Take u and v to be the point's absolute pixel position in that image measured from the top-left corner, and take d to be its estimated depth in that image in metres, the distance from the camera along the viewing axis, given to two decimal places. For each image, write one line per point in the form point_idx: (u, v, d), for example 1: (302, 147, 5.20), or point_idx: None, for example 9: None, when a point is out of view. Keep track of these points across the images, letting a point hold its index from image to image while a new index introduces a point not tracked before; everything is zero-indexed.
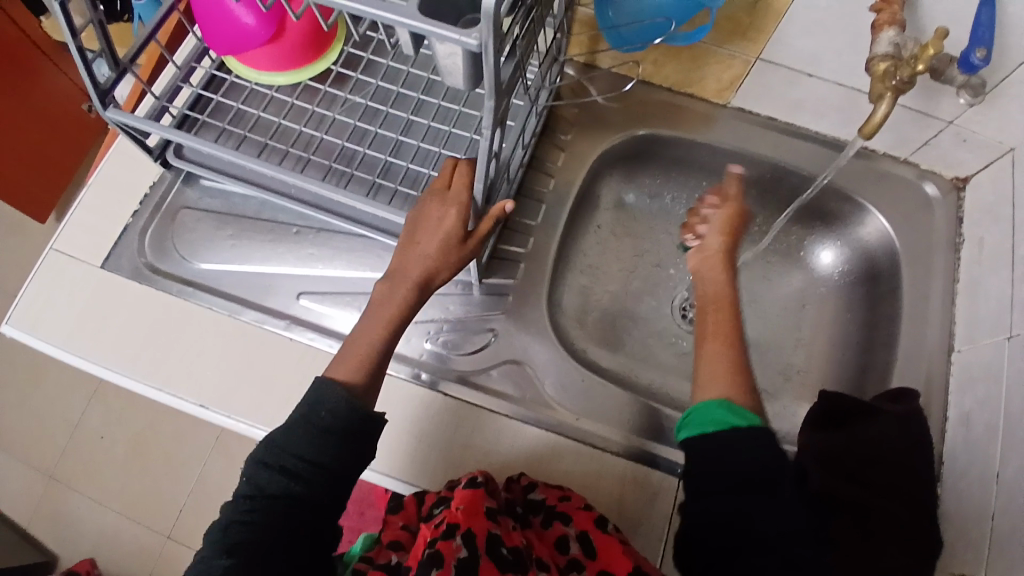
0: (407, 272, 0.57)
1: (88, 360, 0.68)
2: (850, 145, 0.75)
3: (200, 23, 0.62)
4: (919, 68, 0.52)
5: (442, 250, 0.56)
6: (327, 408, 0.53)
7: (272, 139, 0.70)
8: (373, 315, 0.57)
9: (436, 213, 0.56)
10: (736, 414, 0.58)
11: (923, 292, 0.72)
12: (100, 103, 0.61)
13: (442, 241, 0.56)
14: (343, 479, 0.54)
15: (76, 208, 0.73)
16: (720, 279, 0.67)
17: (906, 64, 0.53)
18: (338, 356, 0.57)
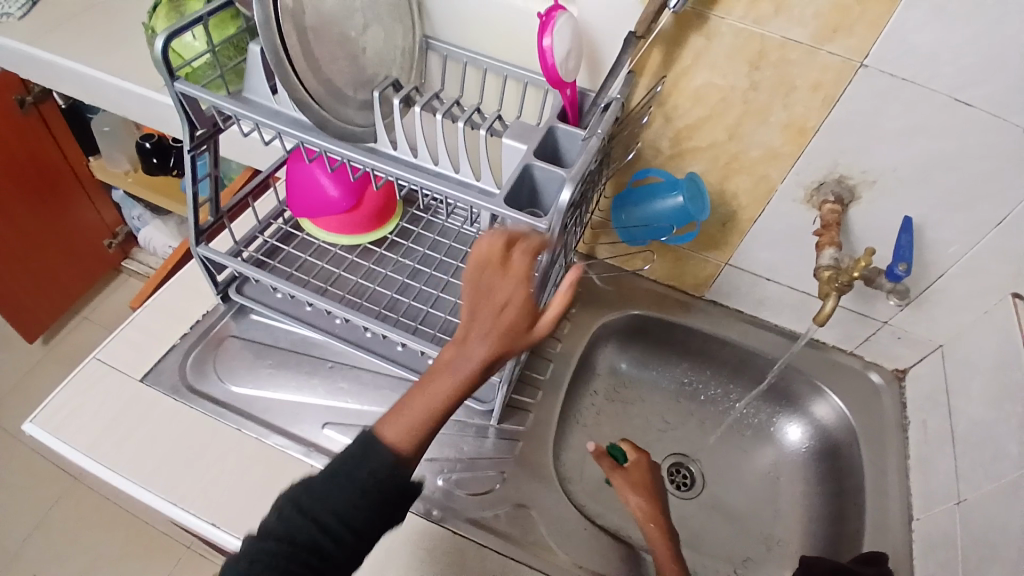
0: (473, 343, 0.50)
1: (107, 467, 0.68)
2: (802, 336, 0.91)
3: (294, 194, 0.78)
4: (856, 275, 0.68)
5: (513, 316, 0.50)
6: (369, 466, 0.49)
7: (330, 285, 0.81)
8: (425, 383, 0.51)
9: (505, 275, 0.51)
10: None
11: (882, 466, 0.82)
12: (196, 240, 0.73)
13: (514, 302, 0.50)
14: (372, 538, 0.51)
15: (126, 325, 0.79)
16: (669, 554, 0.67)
17: (845, 272, 0.69)
18: (392, 411, 0.52)
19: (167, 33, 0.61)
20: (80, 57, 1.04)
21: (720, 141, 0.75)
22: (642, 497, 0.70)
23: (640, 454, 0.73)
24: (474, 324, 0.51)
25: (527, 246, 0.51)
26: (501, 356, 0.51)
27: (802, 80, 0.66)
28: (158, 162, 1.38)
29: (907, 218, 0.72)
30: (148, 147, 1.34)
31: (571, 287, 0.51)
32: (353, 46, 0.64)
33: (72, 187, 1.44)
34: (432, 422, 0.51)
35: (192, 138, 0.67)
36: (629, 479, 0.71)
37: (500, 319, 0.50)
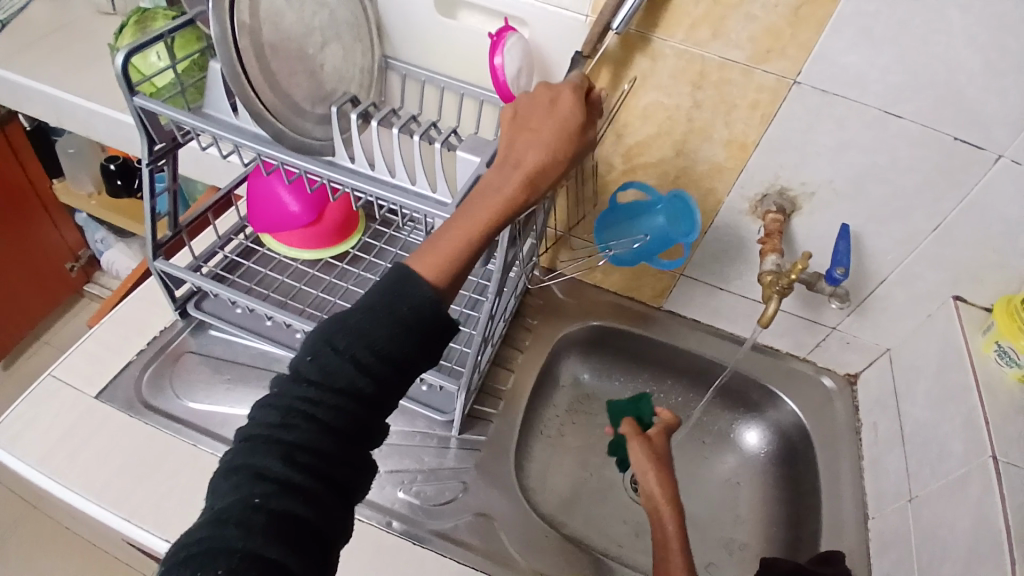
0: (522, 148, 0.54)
1: (57, 482, 0.67)
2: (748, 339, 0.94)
3: (255, 208, 0.79)
4: (794, 277, 0.70)
5: (570, 117, 0.55)
6: (352, 330, 0.46)
7: (290, 299, 0.82)
8: (478, 190, 0.52)
9: (552, 99, 0.56)
10: None
11: (836, 467, 0.85)
12: (153, 255, 0.73)
13: (562, 123, 0.55)
14: (370, 405, 0.48)
15: (83, 340, 0.78)
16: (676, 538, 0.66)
17: (784, 275, 0.71)
18: (427, 246, 0.51)
19: (128, 49, 0.62)
20: (44, 78, 1.04)
21: (668, 157, 0.78)
22: (666, 467, 0.74)
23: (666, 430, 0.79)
24: (529, 125, 0.55)
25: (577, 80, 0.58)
26: (538, 182, 0.53)
27: (741, 97, 0.70)
28: (122, 184, 1.37)
29: (845, 226, 0.76)
30: (113, 168, 1.34)
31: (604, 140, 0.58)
32: (313, 65, 0.65)
33: (35, 209, 1.41)
34: (467, 256, 0.50)
35: (150, 151, 0.68)
36: (651, 446, 0.76)
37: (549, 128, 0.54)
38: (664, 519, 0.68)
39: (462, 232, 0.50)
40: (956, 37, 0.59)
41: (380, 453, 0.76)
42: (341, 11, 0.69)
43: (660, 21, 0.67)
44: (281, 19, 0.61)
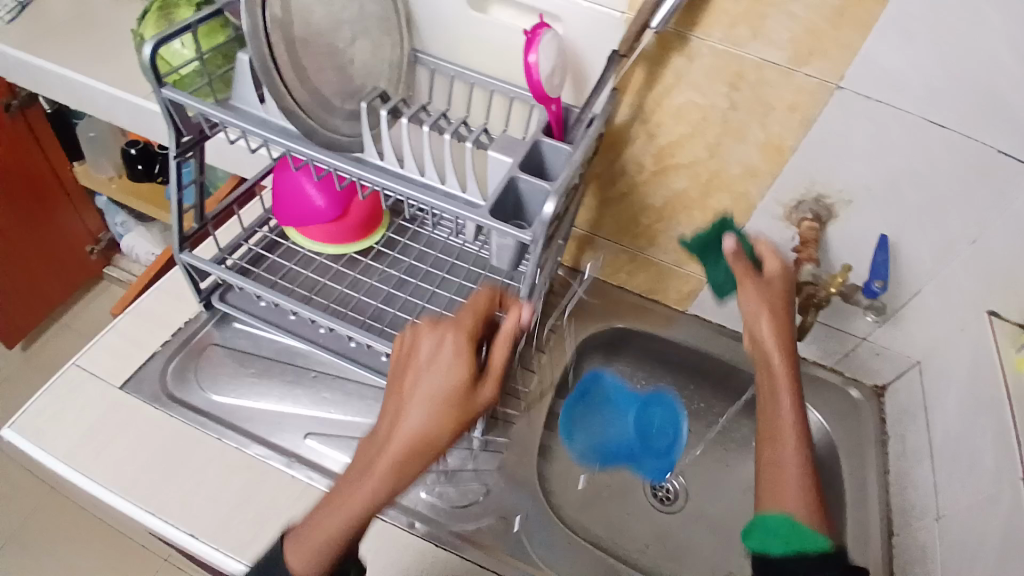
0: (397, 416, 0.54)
1: (84, 476, 0.68)
2: None
3: (281, 202, 0.79)
4: (831, 291, 0.71)
5: (447, 385, 0.53)
6: None
7: (315, 294, 0.82)
8: (354, 477, 0.53)
9: (437, 341, 0.55)
10: (803, 536, 0.53)
11: (862, 484, 0.85)
12: (180, 246, 0.73)
13: (438, 364, 0.54)
14: None
15: (108, 331, 0.79)
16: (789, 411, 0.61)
17: (821, 288, 0.72)
18: (297, 539, 0.52)
19: (156, 40, 0.61)
20: (68, 63, 1.04)
21: (701, 159, 0.76)
22: (778, 282, 0.68)
23: (784, 296, 0.67)
24: (406, 383, 0.55)
25: (469, 309, 0.57)
26: (420, 453, 0.52)
27: (778, 100, 0.67)
28: (143, 169, 1.38)
29: (883, 237, 0.74)
30: (134, 153, 1.34)
31: (509, 336, 0.56)
32: (341, 59, 0.64)
33: (55, 192, 1.42)
34: (339, 544, 0.51)
35: (178, 143, 0.67)
36: (762, 285, 0.66)
37: (426, 391, 0.53)
38: (773, 371, 0.64)
39: (330, 524, 0.51)
40: (1008, 41, 0.56)
41: None
42: (369, 3, 0.67)
43: (698, 19, 0.64)
44: (310, 12, 0.59)
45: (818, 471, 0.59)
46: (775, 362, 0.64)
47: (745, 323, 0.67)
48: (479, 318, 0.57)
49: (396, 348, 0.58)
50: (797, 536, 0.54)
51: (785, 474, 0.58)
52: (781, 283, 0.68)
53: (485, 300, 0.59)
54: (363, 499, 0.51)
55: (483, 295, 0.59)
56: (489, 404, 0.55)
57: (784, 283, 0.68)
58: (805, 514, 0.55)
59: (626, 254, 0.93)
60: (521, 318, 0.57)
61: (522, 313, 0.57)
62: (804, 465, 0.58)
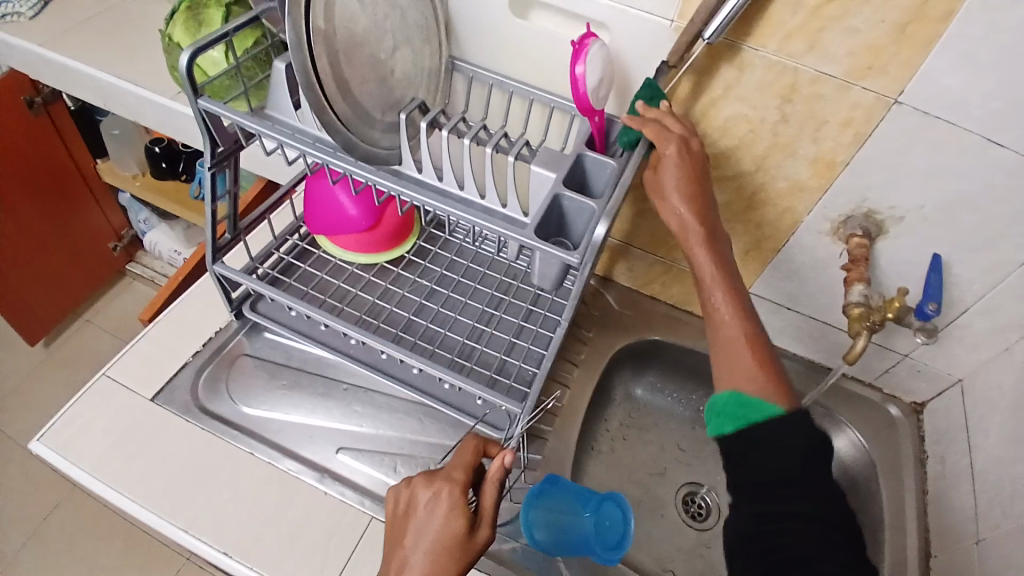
0: (404, 566, 0.56)
1: (115, 490, 0.67)
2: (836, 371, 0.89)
3: (314, 212, 0.77)
4: (888, 315, 0.69)
5: (445, 536, 0.56)
6: None
7: (347, 305, 0.80)
8: None
9: (431, 494, 0.58)
10: (748, 404, 0.54)
11: (897, 500, 0.81)
12: (213, 258, 0.72)
13: (434, 513, 0.57)
14: None
15: (138, 340, 0.78)
16: (733, 323, 0.58)
17: (878, 311, 0.69)
18: None
19: (192, 49, 0.59)
20: (96, 62, 1.03)
21: (746, 172, 0.73)
22: (671, 136, 0.60)
23: (682, 152, 0.60)
24: (408, 537, 0.57)
25: (458, 457, 0.61)
26: None
27: (832, 115, 0.65)
28: (166, 167, 1.36)
29: (936, 258, 0.71)
30: (157, 151, 1.33)
31: (498, 481, 0.58)
32: (381, 69, 0.62)
33: (78, 187, 1.42)
34: None
35: (213, 155, 0.66)
36: (651, 184, 0.61)
37: (429, 539, 0.56)
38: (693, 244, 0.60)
39: None
40: None
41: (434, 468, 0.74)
42: (409, 11, 0.65)
43: (752, 29, 0.62)
44: (352, 22, 0.58)
45: (777, 361, 0.57)
46: (677, 207, 0.60)
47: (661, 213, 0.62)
48: (468, 468, 0.60)
49: (389, 541, 0.59)
50: (757, 409, 0.53)
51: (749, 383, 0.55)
52: (670, 135, 0.60)
53: (473, 445, 0.62)
54: None
55: (468, 444, 0.62)
56: (488, 544, 0.57)
57: (677, 133, 0.61)
58: (750, 389, 0.55)
59: (661, 265, 0.91)
60: (506, 462, 0.59)
61: (505, 457, 0.58)
62: (734, 308, 0.59)
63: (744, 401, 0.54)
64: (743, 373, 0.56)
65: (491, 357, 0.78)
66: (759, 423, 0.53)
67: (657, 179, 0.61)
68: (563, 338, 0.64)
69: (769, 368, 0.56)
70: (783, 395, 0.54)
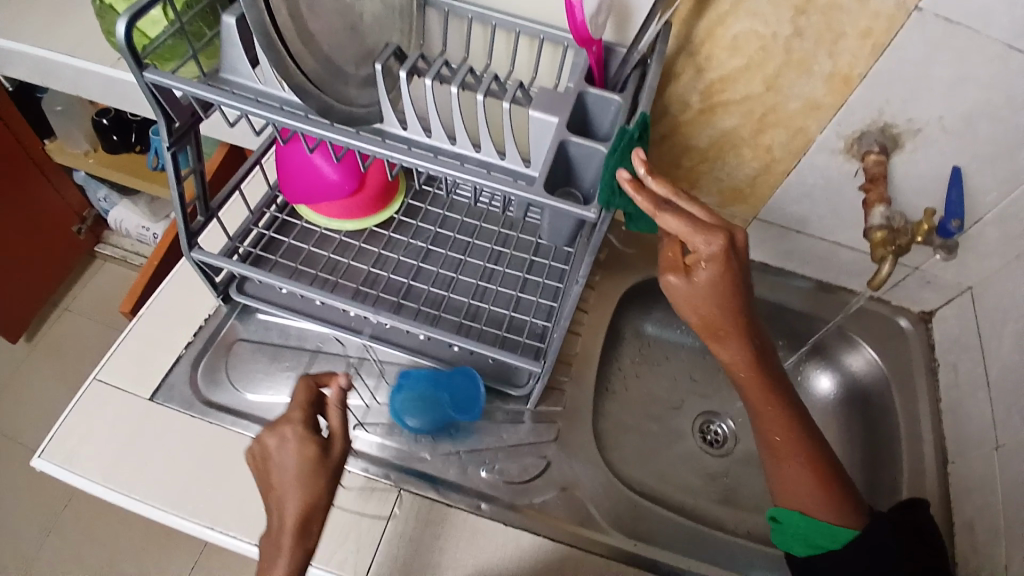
0: (277, 511, 0.56)
1: (130, 496, 0.65)
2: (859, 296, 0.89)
3: (290, 179, 0.71)
4: (916, 238, 0.68)
5: (301, 463, 0.57)
6: None
7: (341, 277, 0.75)
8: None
9: (279, 438, 0.59)
10: (824, 534, 0.60)
11: (913, 411, 0.82)
12: (189, 245, 0.66)
13: (286, 452, 0.58)
14: None
15: (125, 336, 0.73)
16: (776, 422, 0.64)
17: (905, 235, 0.68)
18: None
19: (130, 15, 0.50)
20: (17, 32, 0.91)
21: (756, 94, 0.68)
22: (714, 236, 0.52)
23: (724, 256, 0.53)
24: (271, 485, 0.57)
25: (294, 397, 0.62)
26: (308, 519, 0.55)
27: (851, 26, 0.59)
28: (119, 139, 1.26)
29: (956, 170, 0.68)
30: (106, 123, 1.23)
31: (338, 401, 0.61)
32: (348, 18, 0.55)
33: (33, 172, 1.31)
34: None
35: (171, 134, 0.59)
36: (681, 289, 0.56)
37: (289, 474, 0.57)
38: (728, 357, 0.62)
39: None
40: None
41: (456, 433, 0.73)
42: None
43: None
44: None
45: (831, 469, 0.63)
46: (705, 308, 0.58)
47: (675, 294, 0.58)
48: (303, 402, 0.62)
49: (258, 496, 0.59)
50: (829, 530, 0.60)
51: (796, 467, 0.63)
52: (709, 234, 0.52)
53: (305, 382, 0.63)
54: None
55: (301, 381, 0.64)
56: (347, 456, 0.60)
57: (719, 228, 0.52)
58: (822, 514, 0.61)
59: None
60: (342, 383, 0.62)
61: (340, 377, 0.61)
62: (786, 433, 0.64)
63: (819, 528, 0.60)
64: (804, 489, 0.62)
65: (499, 316, 0.74)
66: (839, 551, 0.60)
67: (669, 284, 0.57)
68: (576, 294, 0.60)
69: (830, 482, 0.62)
70: (850, 510, 0.62)
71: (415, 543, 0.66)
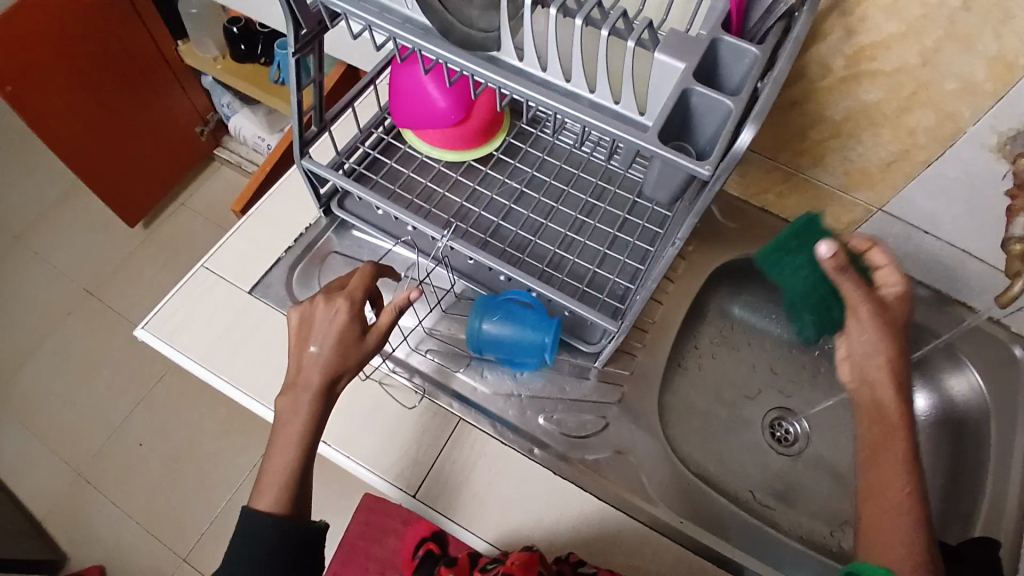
0: (309, 372, 0.60)
1: (218, 376, 0.71)
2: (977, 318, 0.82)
3: (400, 102, 0.72)
4: None
5: (339, 340, 0.60)
6: (259, 537, 0.59)
7: (434, 207, 0.77)
8: (282, 431, 0.60)
9: (330, 309, 0.61)
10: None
11: (1009, 448, 0.75)
12: (300, 153, 0.69)
13: (331, 326, 0.60)
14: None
15: (232, 233, 0.79)
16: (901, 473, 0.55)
17: None
18: (259, 484, 0.61)
19: None
20: None
21: (909, 67, 0.62)
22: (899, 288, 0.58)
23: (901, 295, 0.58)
24: (308, 348, 0.60)
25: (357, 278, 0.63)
26: (330, 390, 0.60)
27: None
28: (246, 48, 1.33)
29: None
30: (235, 32, 1.29)
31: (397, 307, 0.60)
32: None
33: (161, 67, 1.41)
34: (291, 479, 0.60)
35: (297, 39, 0.60)
36: (884, 314, 0.57)
37: (329, 347, 0.60)
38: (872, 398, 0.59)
39: (279, 469, 0.60)
40: None
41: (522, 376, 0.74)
42: None
43: None
44: None
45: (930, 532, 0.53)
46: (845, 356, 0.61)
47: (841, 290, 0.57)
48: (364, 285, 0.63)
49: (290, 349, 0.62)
50: None
51: (895, 513, 0.54)
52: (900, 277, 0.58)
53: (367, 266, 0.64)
54: (290, 436, 0.60)
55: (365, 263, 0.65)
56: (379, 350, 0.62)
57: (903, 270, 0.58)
58: (903, 568, 0.51)
59: (780, 173, 0.82)
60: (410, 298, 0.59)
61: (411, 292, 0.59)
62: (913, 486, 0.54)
63: None
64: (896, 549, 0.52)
65: (582, 269, 0.74)
66: None
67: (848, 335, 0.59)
68: (669, 260, 0.57)
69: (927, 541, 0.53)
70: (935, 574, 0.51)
71: (467, 471, 0.70)
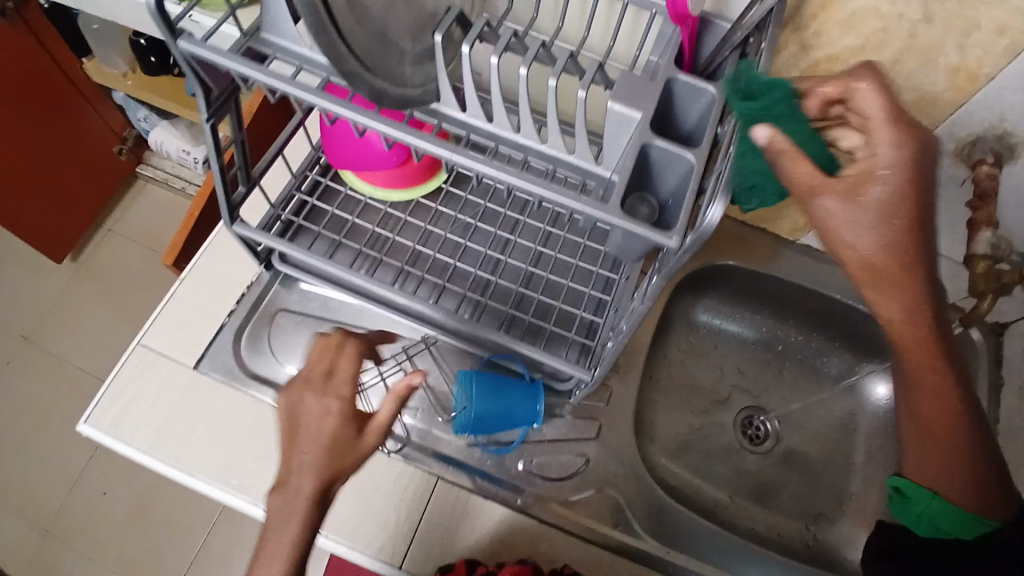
0: (302, 477, 0.55)
1: (173, 466, 0.66)
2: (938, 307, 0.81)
3: (337, 146, 0.66)
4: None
5: (333, 439, 0.56)
6: None
7: (385, 254, 0.72)
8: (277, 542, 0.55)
9: (323, 403, 0.57)
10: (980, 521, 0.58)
11: None
12: (229, 219, 0.62)
13: (327, 424, 0.56)
14: None
15: (167, 301, 0.73)
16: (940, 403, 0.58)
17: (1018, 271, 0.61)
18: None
19: None
20: None
21: None
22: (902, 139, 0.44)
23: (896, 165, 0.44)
24: (296, 450, 0.56)
25: (345, 364, 0.58)
26: (330, 490, 0.56)
27: (989, 19, 0.50)
28: (156, 61, 1.21)
29: None
30: (143, 44, 1.17)
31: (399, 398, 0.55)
32: None
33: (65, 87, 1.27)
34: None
35: (209, 103, 0.52)
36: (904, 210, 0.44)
37: (324, 446, 0.55)
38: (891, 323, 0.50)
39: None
40: None
41: None
42: None
43: None
44: None
45: (982, 455, 0.59)
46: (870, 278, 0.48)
47: (844, 258, 0.46)
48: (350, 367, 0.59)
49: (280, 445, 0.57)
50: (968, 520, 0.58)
51: (941, 445, 0.59)
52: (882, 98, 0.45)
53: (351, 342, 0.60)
54: (285, 549, 0.55)
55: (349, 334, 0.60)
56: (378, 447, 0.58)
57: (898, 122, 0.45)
58: (962, 502, 0.59)
59: None
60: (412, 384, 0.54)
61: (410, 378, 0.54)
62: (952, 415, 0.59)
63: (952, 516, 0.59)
64: (956, 476, 0.59)
65: (547, 306, 0.71)
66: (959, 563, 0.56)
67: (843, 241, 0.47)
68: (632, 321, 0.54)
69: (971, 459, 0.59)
70: (997, 506, 0.59)
71: (451, 533, 0.67)
